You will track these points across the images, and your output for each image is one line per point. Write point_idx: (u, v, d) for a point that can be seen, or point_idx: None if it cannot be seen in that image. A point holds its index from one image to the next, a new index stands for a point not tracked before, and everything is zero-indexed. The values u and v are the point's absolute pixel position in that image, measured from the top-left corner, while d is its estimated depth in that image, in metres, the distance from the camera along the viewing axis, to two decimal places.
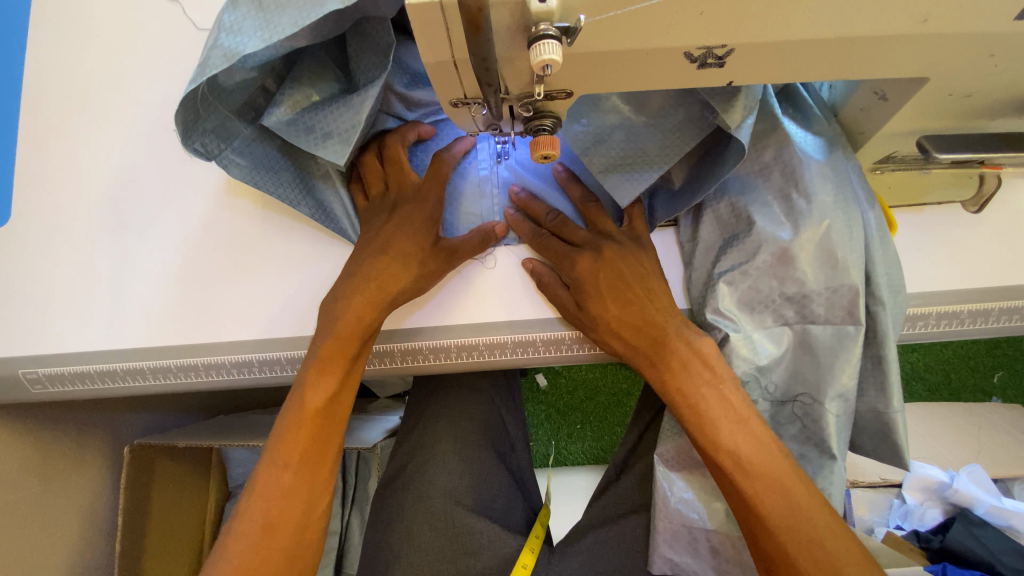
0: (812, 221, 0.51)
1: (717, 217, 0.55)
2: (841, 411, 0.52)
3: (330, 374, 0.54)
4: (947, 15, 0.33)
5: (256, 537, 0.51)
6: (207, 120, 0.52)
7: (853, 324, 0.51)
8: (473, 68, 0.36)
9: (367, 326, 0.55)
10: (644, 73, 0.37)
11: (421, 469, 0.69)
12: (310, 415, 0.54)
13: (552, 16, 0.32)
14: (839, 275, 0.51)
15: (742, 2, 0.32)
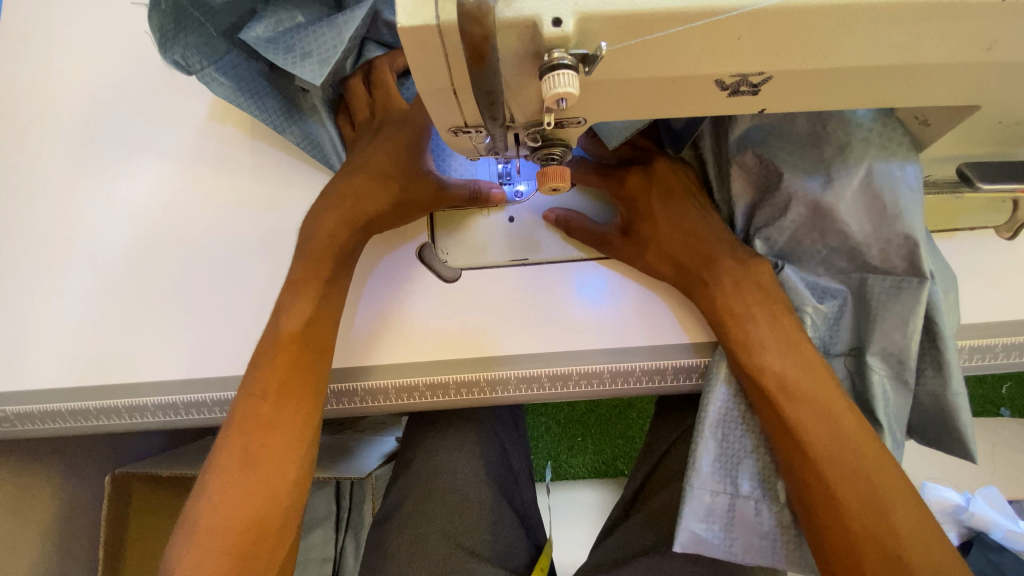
0: (848, 169, 0.45)
1: (745, 172, 0.50)
2: (893, 375, 0.48)
3: (307, 295, 0.51)
4: (1011, 42, 0.30)
5: (240, 458, 0.47)
6: (190, 34, 0.52)
7: (915, 276, 0.46)
8: (475, 98, 0.32)
9: (339, 246, 0.52)
10: (666, 103, 0.33)
11: (419, 506, 0.65)
12: (287, 341, 0.50)
13: (568, 42, 0.28)
14: (890, 224, 0.45)
15: (784, 28, 0.28)
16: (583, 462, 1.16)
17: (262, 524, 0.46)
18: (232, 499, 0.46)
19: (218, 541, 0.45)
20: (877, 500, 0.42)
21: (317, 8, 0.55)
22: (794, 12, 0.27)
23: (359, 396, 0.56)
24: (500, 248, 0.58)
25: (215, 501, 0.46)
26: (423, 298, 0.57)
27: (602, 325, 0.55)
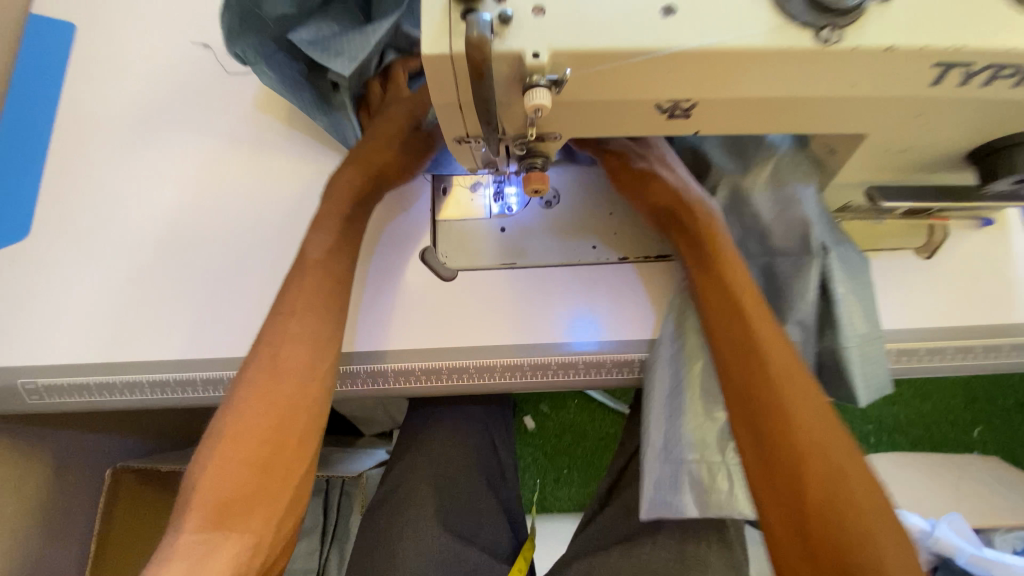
0: (763, 157, 0.56)
1: (687, 167, 0.61)
2: (801, 338, 0.55)
3: (325, 229, 0.59)
4: (872, 82, 0.39)
5: (261, 380, 0.53)
6: (250, 33, 0.63)
7: (810, 254, 0.54)
8: (475, 110, 0.42)
9: (355, 193, 0.61)
10: (621, 121, 0.43)
11: (411, 492, 0.70)
12: (311, 269, 0.58)
13: (543, 69, 0.38)
14: (790, 208, 0.54)
15: (701, 67, 0.38)
16: (569, 494, 1.20)
17: (280, 436, 0.52)
18: (253, 415, 0.52)
19: (241, 451, 0.51)
20: (816, 444, 0.47)
21: (348, 19, 0.66)
22: (706, 56, 0.37)
23: (361, 377, 0.63)
24: (492, 253, 0.66)
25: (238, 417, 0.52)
26: (422, 292, 0.65)
27: (578, 321, 0.63)
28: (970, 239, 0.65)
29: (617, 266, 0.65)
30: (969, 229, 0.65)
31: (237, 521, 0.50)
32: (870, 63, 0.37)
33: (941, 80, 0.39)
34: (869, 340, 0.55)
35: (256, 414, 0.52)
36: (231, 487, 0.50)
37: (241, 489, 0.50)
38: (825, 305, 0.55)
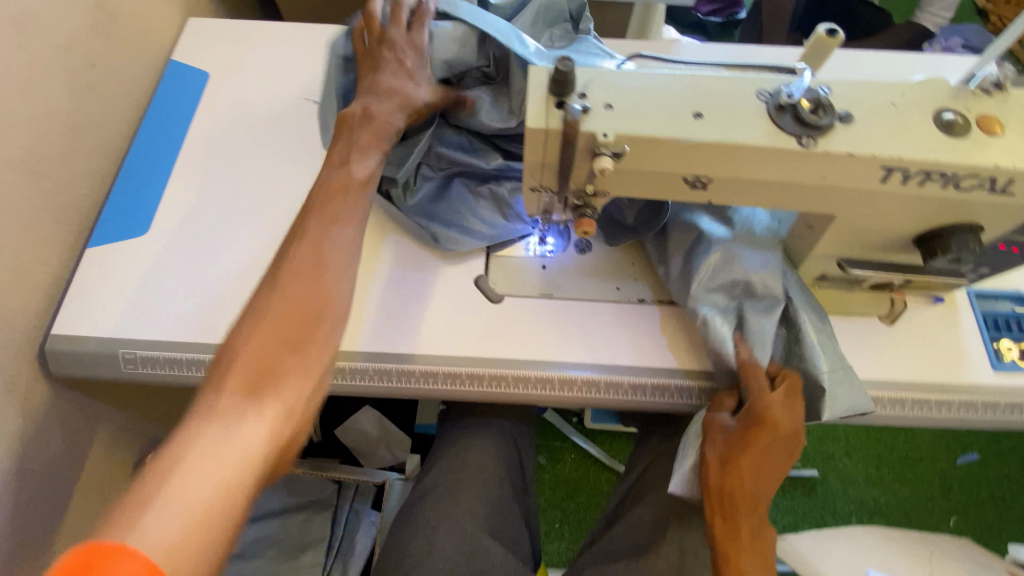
0: (742, 229, 0.72)
1: (677, 235, 0.74)
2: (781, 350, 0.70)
3: (289, 282, 0.58)
4: (840, 175, 0.54)
5: (210, 426, 0.49)
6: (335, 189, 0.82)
7: (779, 300, 0.69)
8: (553, 167, 0.57)
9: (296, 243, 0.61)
10: (657, 187, 0.58)
11: (449, 488, 0.80)
12: (285, 317, 0.56)
13: (609, 143, 0.53)
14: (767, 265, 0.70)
15: (719, 154, 0.53)
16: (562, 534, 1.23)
17: (262, 487, 0.52)
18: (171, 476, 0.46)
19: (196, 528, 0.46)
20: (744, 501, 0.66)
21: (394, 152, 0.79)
22: (724, 147, 0.53)
23: (415, 376, 0.74)
24: (533, 285, 0.80)
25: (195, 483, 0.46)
26: (473, 310, 0.77)
27: (602, 347, 0.76)
28: (925, 313, 0.79)
29: (635, 304, 0.79)
30: (924, 305, 0.80)
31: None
32: (837, 163, 0.53)
33: (888, 180, 0.54)
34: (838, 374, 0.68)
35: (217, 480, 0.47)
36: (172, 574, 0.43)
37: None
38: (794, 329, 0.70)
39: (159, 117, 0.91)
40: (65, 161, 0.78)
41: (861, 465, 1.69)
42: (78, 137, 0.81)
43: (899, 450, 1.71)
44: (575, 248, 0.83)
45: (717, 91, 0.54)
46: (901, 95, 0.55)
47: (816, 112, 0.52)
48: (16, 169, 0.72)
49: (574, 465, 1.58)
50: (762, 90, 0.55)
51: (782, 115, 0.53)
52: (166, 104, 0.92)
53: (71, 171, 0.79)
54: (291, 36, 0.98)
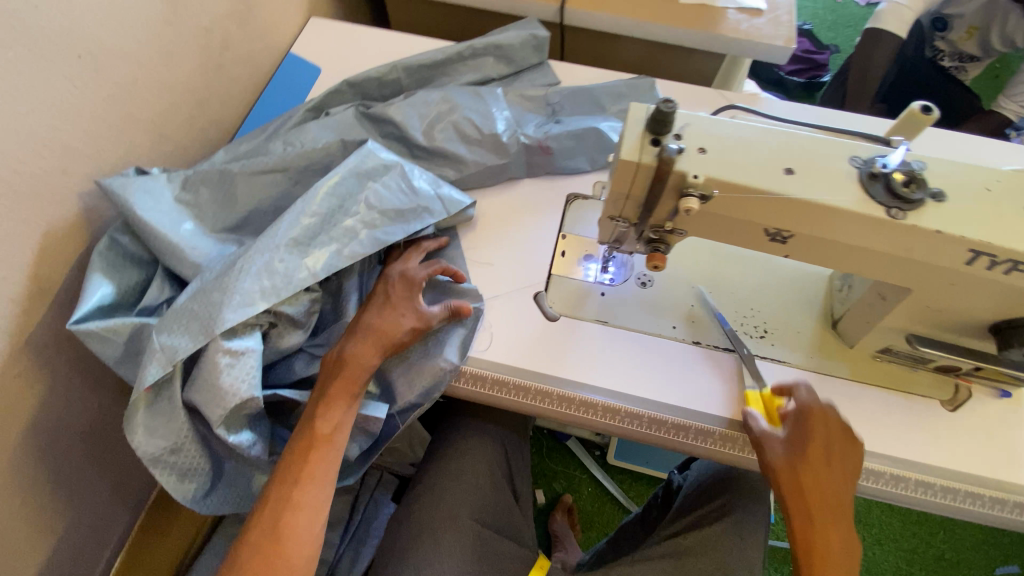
0: (739, 298, 0.82)
1: (652, 292, 0.83)
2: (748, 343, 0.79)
3: (334, 407, 0.71)
4: (920, 251, 0.55)
5: (291, 515, 0.68)
6: (192, 481, 0.73)
7: (755, 335, 0.80)
8: (637, 201, 0.60)
9: (339, 409, 0.72)
10: (734, 235, 0.60)
11: (443, 484, 0.81)
12: (319, 438, 0.70)
13: (698, 185, 0.55)
14: (754, 313, 0.81)
15: (799, 214, 0.55)
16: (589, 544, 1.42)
17: (287, 558, 0.67)
18: (308, 460, 0.70)
19: None
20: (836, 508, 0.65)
21: (294, 329, 0.75)
22: (811, 206, 0.54)
23: (464, 377, 0.78)
24: (592, 309, 0.82)
25: (324, 428, 0.71)
26: (534, 330, 0.80)
27: (652, 380, 0.76)
28: (991, 406, 0.76)
29: (690, 346, 0.79)
30: (991, 397, 0.77)
31: (285, 521, 0.67)
32: (920, 238, 0.54)
33: (971, 263, 0.55)
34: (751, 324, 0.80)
35: (328, 427, 0.71)
36: (235, 550, 0.67)
37: (294, 500, 0.68)
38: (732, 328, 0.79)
39: (270, 104, 1.00)
40: (187, 129, 0.87)
41: (893, 556, 1.55)
42: (200, 109, 0.89)
43: (935, 548, 1.55)
44: (637, 281, 0.85)
45: (810, 151, 0.56)
46: (997, 181, 0.55)
47: (908, 186, 0.54)
48: (148, 129, 0.80)
49: (590, 498, 1.61)
50: (854, 156, 0.56)
51: (873, 183, 0.54)
52: (279, 93, 1.01)
53: (192, 139, 0.89)
54: (399, 45, 1.06)
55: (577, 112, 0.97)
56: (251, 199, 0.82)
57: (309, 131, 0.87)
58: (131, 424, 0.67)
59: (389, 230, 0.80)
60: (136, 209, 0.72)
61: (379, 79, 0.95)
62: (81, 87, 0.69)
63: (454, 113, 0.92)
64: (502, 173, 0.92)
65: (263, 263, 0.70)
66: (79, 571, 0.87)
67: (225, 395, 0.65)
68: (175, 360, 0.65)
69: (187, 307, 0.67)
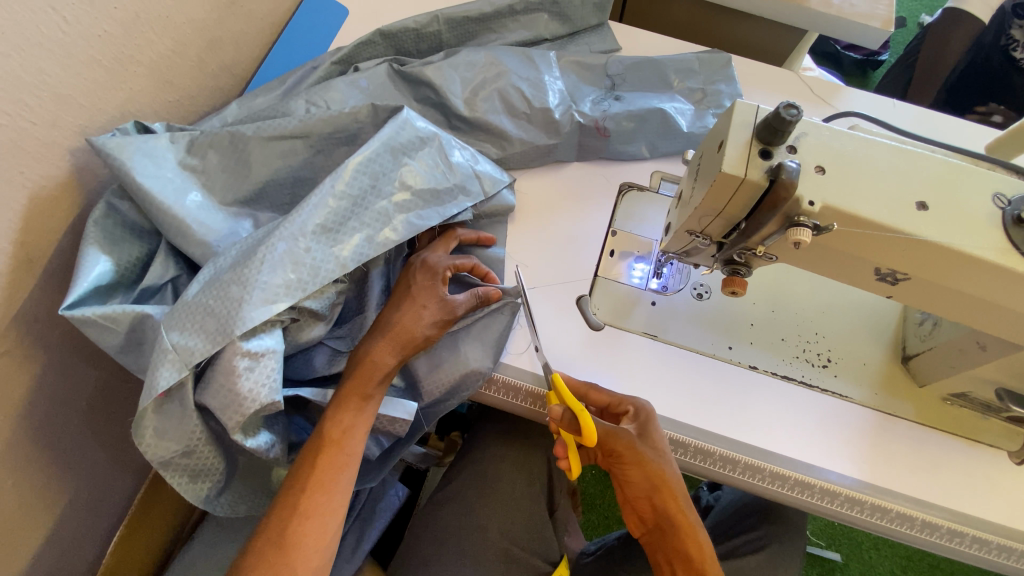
0: (803, 321, 0.74)
1: (707, 305, 0.75)
2: (809, 373, 0.72)
3: (346, 407, 0.64)
4: None
5: (298, 525, 0.60)
6: (205, 482, 0.68)
7: (817, 364, 0.72)
8: (731, 219, 0.51)
9: (353, 409, 0.64)
10: (836, 268, 0.52)
11: (470, 492, 0.77)
12: (330, 440, 0.63)
13: (812, 214, 0.46)
14: (818, 339, 0.74)
15: (926, 256, 0.46)
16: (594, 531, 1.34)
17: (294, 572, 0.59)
18: (317, 464, 0.62)
19: None
20: (656, 489, 0.62)
21: (317, 322, 0.69)
22: (944, 250, 0.45)
23: (497, 386, 0.72)
24: (639, 320, 0.74)
25: (335, 429, 0.63)
26: (576, 340, 0.72)
27: (703, 406, 0.69)
28: None
29: (745, 371, 0.72)
30: None
31: (290, 532, 0.59)
32: None
33: None
34: (814, 350, 0.73)
35: (340, 429, 0.63)
36: (238, 562, 0.60)
37: (301, 508, 0.60)
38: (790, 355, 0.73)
39: (290, 48, 0.87)
40: (195, 75, 0.76)
41: (889, 560, 1.54)
42: (211, 52, 0.77)
43: (931, 557, 1.54)
44: (692, 291, 0.77)
45: (949, 182, 0.47)
46: None
47: None
48: (151, 74, 0.69)
49: None
50: (999, 192, 0.47)
51: (1021, 228, 0.45)
52: (301, 36, 0.89)
53: (201, 87, 0.77)
54: None
55: (638, 88, 0.85)
56: (267, 168, 0.72)
57: (335, 90, 0.76)
58: (140, 428, 0.61)
59: (424, 214, 0.72)
60: (135, 175, 0.63)
61: (416, 31, 0.83)
62: (73, 21, 0.57)
63: (502, 80, 0.80)
64: (549, 153, 0.82)
65: (286, 254, 0.63)
66: (77, 544, 0.83)
67: (243, 402, 0.60)
68: (191, 363, 0.59)
69: (200, 301, 0.61)
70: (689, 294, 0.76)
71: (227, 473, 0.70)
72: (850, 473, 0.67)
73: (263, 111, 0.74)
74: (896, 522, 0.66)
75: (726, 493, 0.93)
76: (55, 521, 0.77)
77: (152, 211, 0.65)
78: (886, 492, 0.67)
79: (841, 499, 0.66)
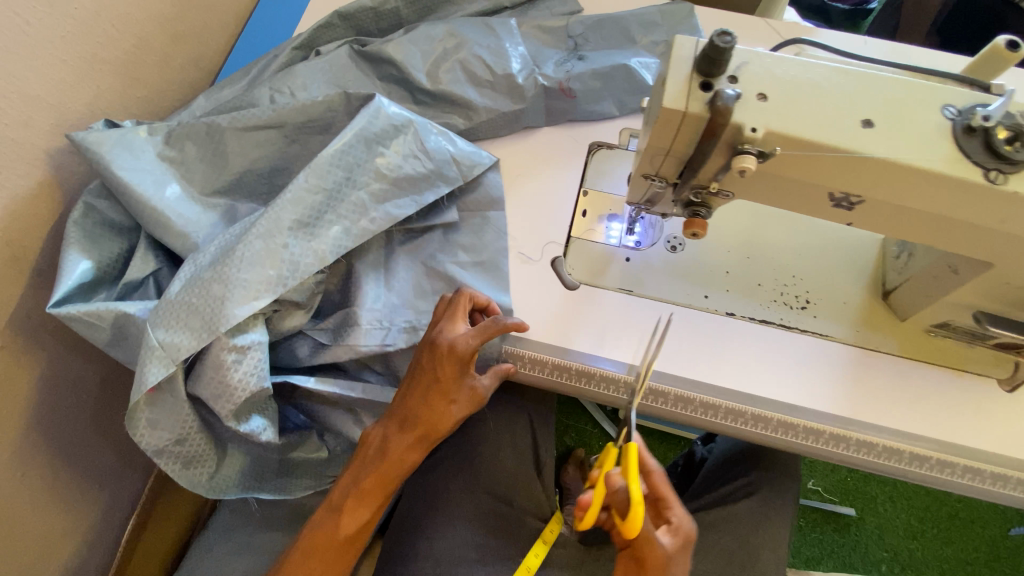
0: (779, 265, 0.74)
1: (681, 257, 0.76)
2: (785, 315, 0.72)
3: (391, 467, 0.65)
4: (1019, 222, 0.46)
5: (335, 558, 0.67)
6: (197, 470, 0.70)
7: (795, 306, 0.72)
8: (681, 156, 0.51)
9: (399, 470, 0.66)
10: (791, 198, 0.52)
11: (460, 456, 0.79)
12: (370, 495, 0.66)
13: (756, 140, 0.46)
14: (795, 281, 0.73)
15: (874, 176, 0.46)
16: None
17: None
18: (351, 514, 0.66)
19: None
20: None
21: (297, 312, 0.69)
22: (890, 166, 0.45)
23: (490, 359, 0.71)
24: (614, 278, 0.75)
25: (373, 482, 0.66)
26: (553, 299, 0.73)
27: (682, 357, 0.70)
28: None
29: (722, 318, 0.72)
30: None
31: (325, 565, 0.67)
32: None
33: None
34: (790, 293, 0.73)
35: (380, 484, 0.66)
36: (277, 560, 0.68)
37: (334, 546, 0.67)
38: (767, 298, 0.73)
39: (258, 40, 0.88)
40: (161, 69, 0.77)
41: (904, 513, 1.52)
42: (176, 47, 0.78)
43: (949, 507, 1.51)
44: (666, 245, 0.77)
45: (897, 99, 0.46)
46: None
47: (1013, 143, 0.44)
48: (116, 70, 0.70)
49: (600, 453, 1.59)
50: (948, 105, 0.46)
51: (970, 138, 0.45)
52: (266, 26, 0.90)
53: (169, 82, 0.79)
54: None
55: (602, 47, 0.84)
56: (243, 159, 0.72)
57: (299, 73, 0.77)
58: (134, 420, 0.64)
59: (401, 204, 0.70)
60: (114, 167, 0.65)
61: (374, 10, 0.83)
62: (34, 23, 0.59)
63: (463, 50, 0.80)
64: (517, 120, 0.82)
65: (263, 250, 0.62)
66: (94, 533, 0.87)
67: (233, 390, 0.62)
68: (178, 359, 0.60)
69: (183, 299, 0.61)
70: (664, 248, 0.77)
71: (224, 455, 0.73)
72: (832, 411, 0.67)
73: (229, 101, 0.76)
74: (883, 457, 0.66)
75: (719, 444, 0.93)
76: (69, 511, 0.81)
77: (129, 204, 0.67)
78: (871, 427, 0.67)
79: (827, 438, 0.66)
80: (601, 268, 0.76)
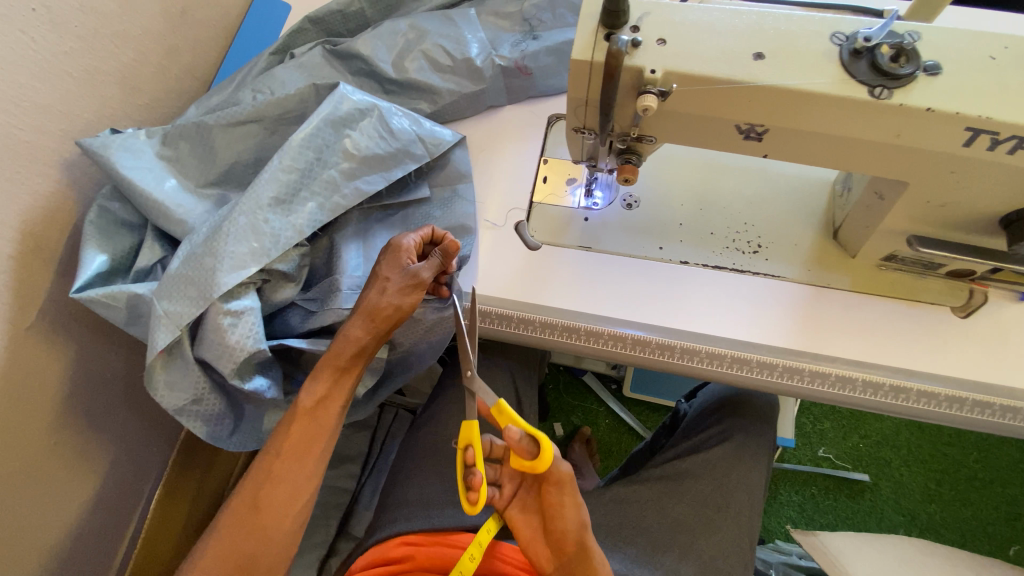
0: (731, 213, 0.78)
1: (637, 212, 0.80)
2: (737, 259, 0.75)
3: (323, 376, 0.68)
4: (913, 134, 0.49)
5: (273, 489, 0.63)
6: (216, 428, 0.78)
7: (748, 250, 0.76)
8: (598, 106, 0.56)
9: (333, 380, 0.69)
10: (706, 133, 0.56)
11: (446, 413, 0.85)
12: (305, 407, 0.67)
13: (656, 81, 0.51)
14: (747, 226, 0.77)
15: (769, 103, 0.50)
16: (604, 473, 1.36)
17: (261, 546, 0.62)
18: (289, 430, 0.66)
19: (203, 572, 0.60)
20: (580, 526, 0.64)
21: (286, 284, 0.77)
22: (780, 93, 0.49)
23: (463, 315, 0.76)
24: (575, 236, 0.80)
25: (309, 394, 0.67)
26: (518, 259, 0.79)
27: (638, 304, 0.74)
28: (1012, 309, 0.70)
29: (676, 266, 0.76)
30: (1012, 300, 0.71)
31: (261, 508, 0.62)
32: (910, 119, 0.48)
33: (972, 143, 0.49)
34: (743, 237, 0.76)
35: (315, 401, 0.67)
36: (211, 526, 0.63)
37: (272, 472, 0.64)
38: (720, 246, 0.76)
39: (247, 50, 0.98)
40: (160, 79, 0.87)
41: (922, 477, 1.46)
42: (172, 59, 0.88)
43: (968, 469, 1.45)
44: (622, 203, 0.81)
45: (787, 32, 0.50)
46: (1004, 48, 0.48)
47: (896, 60, 0.47)
48: (119, 81, 0.80)
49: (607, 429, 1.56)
50: (837, 33, 0.50)
51: (857, 61, 0.48)
52: (254, 37, 0.99)
53: (167, 91, 0.89)
54: None
55: (556, 26, 0.90)
56: (230, 152, 0.82)
57: (278, 76, 0.85)
58: (153, 381, 0.72)
59: (370, 180, 0.79)
60: (118, 167, 0.74)
61: (342, 12, 0.91)
62: (43, 41, 0.69)
63: (425, 39, 0.87)
64: (479, 99, 0.89)
65: (246, 224, 0.71)
66: (124, 503, 0.96)
67: (233, 351, 0.70)
68: (181, 324, 0.69)
69: (180, 273, 0.70)
70: (620, 205, 0.81)
71: (240, 416, 0.80)
72: (784, 342, 0.70)
73: (219, 105, 0.84)
74: (836, 385, 0.68)
75: (699, 398, 0.95)
76: (100, 480, 0.90)
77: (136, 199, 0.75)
78: (822, 357, 0.69)
79: (780, 370, 0.69)
80: (562, 228, 0.80)
